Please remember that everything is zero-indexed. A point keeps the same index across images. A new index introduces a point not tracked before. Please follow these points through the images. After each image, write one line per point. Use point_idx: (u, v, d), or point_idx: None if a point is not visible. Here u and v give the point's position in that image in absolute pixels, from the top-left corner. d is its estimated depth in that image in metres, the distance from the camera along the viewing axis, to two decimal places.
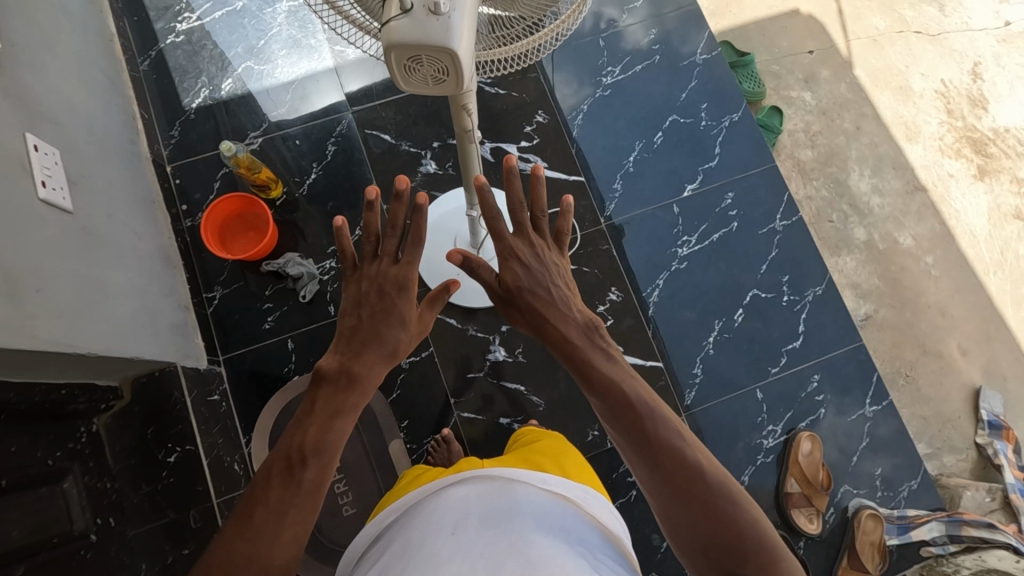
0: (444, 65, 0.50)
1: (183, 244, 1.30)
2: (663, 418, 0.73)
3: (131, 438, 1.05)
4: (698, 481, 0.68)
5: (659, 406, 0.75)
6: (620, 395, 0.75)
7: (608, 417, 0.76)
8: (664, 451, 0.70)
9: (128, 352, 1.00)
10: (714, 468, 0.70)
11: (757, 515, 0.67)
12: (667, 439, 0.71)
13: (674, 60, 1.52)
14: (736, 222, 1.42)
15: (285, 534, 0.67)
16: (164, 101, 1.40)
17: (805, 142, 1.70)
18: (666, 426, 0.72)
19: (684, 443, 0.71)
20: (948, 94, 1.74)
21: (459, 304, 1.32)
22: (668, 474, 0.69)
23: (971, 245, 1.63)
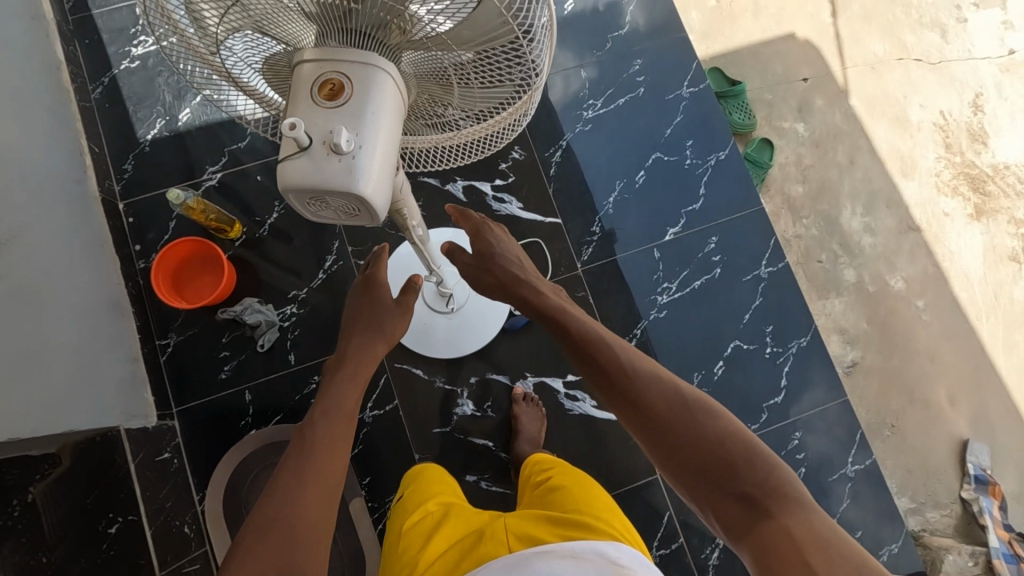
0: (351, 203, 0.53)
1: (135, 289, 1.24)
2: (642, 362, 0.79)
3: (72, 505, 0.91)
4: (688, 412, 0.72)
5: (634, 353, 0.81)
6: (601, 347, 0.82)
7: (591, 371, 0.81)
8: (648, 390, 0.75)
9: (51, 426, 0.95)
10: (697, 398, 0.74)
11: (752, 440, 0.69)
12: (650, 378, 0.77)
13: (660, 93, 1.44)
14: (719, 268, 1.36)
15: (311, 500, 0.71)
16: (118, 132, 1.32)
17: (795, 177, 1.63)
18: (643, 368, 0.78)
19: (666, 381, 0.77)
20: (947, 127, 1.67)
21: (425, 355, 1.26)
22: (656, 410, 0.73)
23: (965, 288, 1.57)
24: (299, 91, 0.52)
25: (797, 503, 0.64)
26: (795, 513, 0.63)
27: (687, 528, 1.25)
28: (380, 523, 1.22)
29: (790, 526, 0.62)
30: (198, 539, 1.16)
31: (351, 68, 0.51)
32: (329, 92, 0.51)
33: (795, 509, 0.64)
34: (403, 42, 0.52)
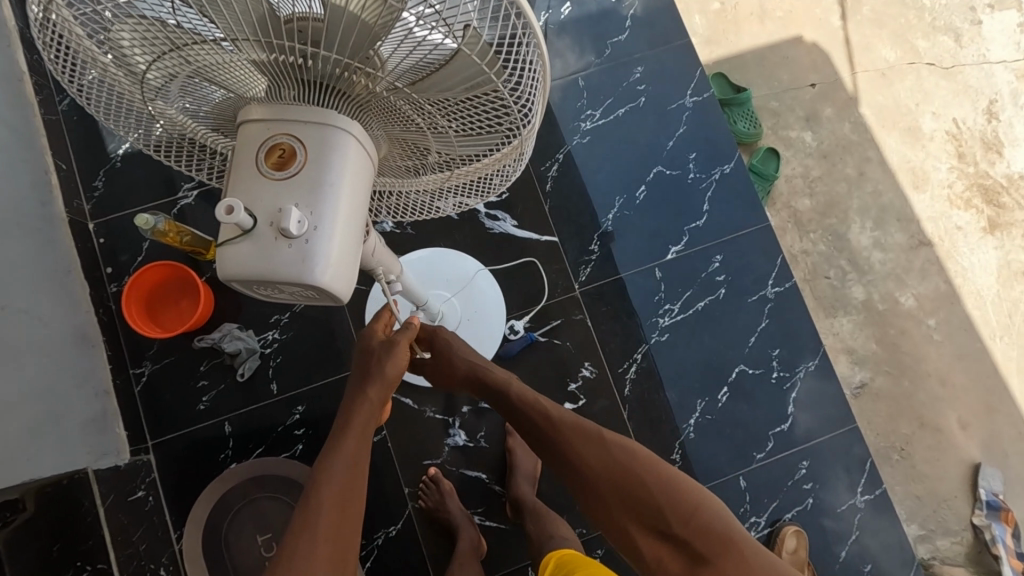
0: (301, 287, 0.54)
1: (106, 316, 1.17)
2: (577, 423, 0.89)
3: (38, 556, 0.87)
4: (630, 486, 0.83)
5: (569, 415, 0.91)
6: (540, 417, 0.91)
7: (534, 440, 0.92)
8: (586, 455, 0.86)
9: (18, 477, 0.89)
10: (627, 449, 0.86)
11: (670, 474, 0.84)
12: (585, 439, 0.88)
13: (662, 103, 1.36)
14: (723, 288, 1.30)
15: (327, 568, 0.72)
16: (88, 146, 1.24)
17: (802, 190, 1.56)
18: (587, 449, 0.87)
19: (601, 440, 0.87)
20: (960, 136, 1.60)
21: (415, 383, 1.20)
22: (596, 473, 0.85)
23: (977, 306, 1.50)
24: (249, 149, 0.52)
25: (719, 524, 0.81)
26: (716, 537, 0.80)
27: None
28: (368, 561, 1.16)
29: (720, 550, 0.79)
30: None
31: (303, 129, 0.51)
32: (278, 162, 0.51)
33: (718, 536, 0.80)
34: (368, 95, 0.50)
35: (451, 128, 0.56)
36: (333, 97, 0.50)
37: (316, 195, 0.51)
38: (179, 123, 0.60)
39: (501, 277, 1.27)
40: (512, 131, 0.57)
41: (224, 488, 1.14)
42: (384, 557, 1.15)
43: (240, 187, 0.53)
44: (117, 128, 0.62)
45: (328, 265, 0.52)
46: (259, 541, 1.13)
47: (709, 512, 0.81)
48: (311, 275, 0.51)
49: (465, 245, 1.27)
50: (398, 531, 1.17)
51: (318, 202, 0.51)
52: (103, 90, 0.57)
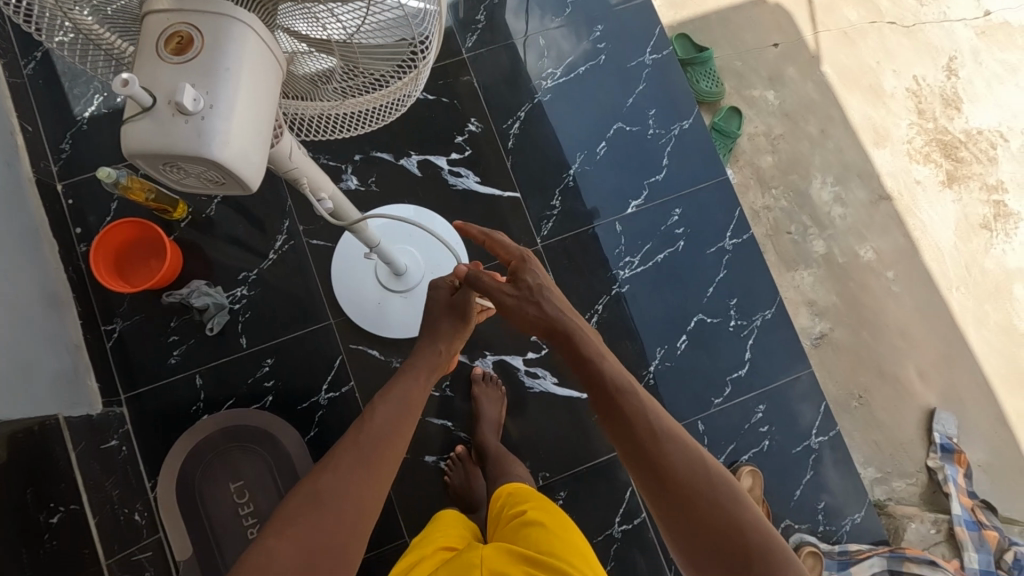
0: (200, 168, 0.50)
1: (76, 275, 1.19)
2: (690, 457, 0.73)
3: (13, 499, 0.88)
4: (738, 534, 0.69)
5: (675, 428, 0.75)
6: (637, 420, 0.75)
7: (622, 444, 0.75)
8: (699, 502, 0.70)
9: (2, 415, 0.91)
10: (743, 506, 0.71)
11: (775, 543, 0.69)
12: (699, 481, 0.71)
13: (622, 61, 1.39)
14: (682, 241, 1.33)
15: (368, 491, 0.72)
16: (53, 109, 1.26)
17: (765, 148, 1.58)
18: (682, 458, 0.73)
19: (712, 482, 0.71)
20: (921, 93, 1.62)
21: (381, 335, 1.23)
22: (700, 523, 0.69)
23: (936, 259, 1.54)
24: (149, 35, 0.49)
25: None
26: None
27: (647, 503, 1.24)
28: None
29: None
30: (150, 527, 1.14)
31: (199, 15, 0.48)
32: (175, 46, 0.48)
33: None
34: None
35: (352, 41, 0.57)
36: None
37: (212, 72, 0.48)
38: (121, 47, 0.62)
39: (464, 232, 1.30)
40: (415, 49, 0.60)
41: (195, 439, 1.18)
42: None
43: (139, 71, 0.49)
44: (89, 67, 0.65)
45: (225, 140, 0.48)
46: (231, 489, 1.17)
47: None
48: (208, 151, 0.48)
49: (429, 201, 1.30)
50: None
51: (214, 80, 0.48)
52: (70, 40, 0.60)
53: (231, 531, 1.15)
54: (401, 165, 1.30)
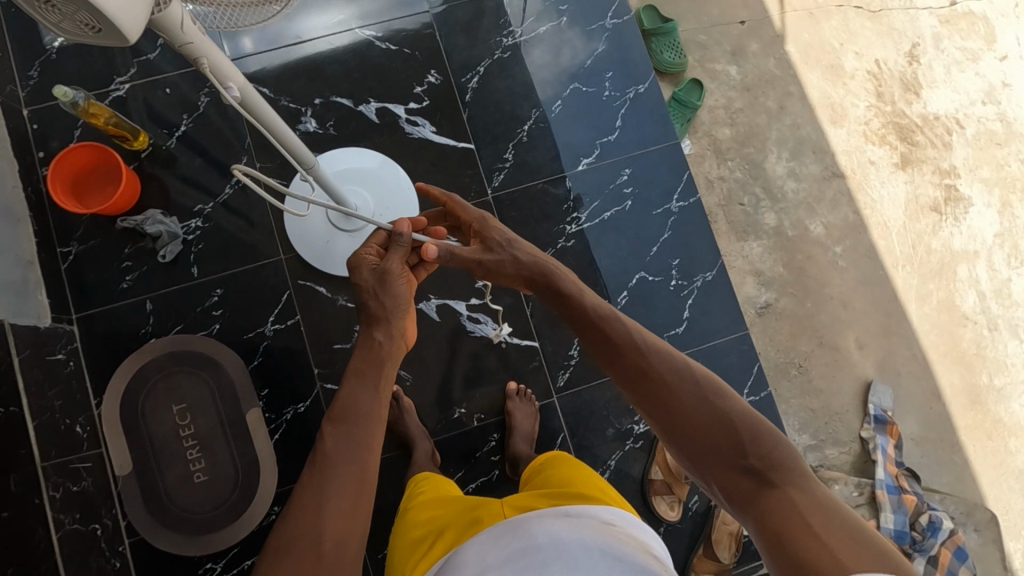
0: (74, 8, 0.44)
1: (34, 195, 1.23)
2: (670, 357, 0.79)
3: None
4: (728, 427, 0.71)
5: (661, 347, 0.81)
6: (620, 339, 0.83)
7: (613, 366, 0.83)
8: (682, 395, 0.75)
9: None
10: (726, 398, 0.74)
11: (761, 421, 0.71)
12: (680, 378, 0.77)
13: (583, 23, 1.42)
14: (630, 200, 1.37)
15: (339, 520, 0.71)
16: (23, 38, 1.29)
17: (723, 120, 1.61)
18: (665, 364, 0.78)
19: (693, 379, 0.76)
20: (881, 76, 1.66)
21: (329, 273, 1.27)
22: (681, 415, 0.74)
23: (883, 237, 1.58)
24: None
25: (812, 498, 0.63)
26: (847, 545, 0.56)
27: (578, 449, 1.29)
28: (278, 434, 1.24)
29: (798, 504, 0.63)
30: (92, 441, 1.17)
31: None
32: None
33: (832, 523, 0.59)
34: None
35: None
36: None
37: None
38: None
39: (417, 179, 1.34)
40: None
41: (144, 359, 1.22)
42: (292, 430, 1.24)
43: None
44: None
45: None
46: (174, 411, 1.21)
47: (792, 460, 0.68)
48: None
49: (384, 147, 1.33)
50: (306, 408, 1.25)
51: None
52: None
53: (170, 450, 1.20)
54: (359, 111, 1.34)
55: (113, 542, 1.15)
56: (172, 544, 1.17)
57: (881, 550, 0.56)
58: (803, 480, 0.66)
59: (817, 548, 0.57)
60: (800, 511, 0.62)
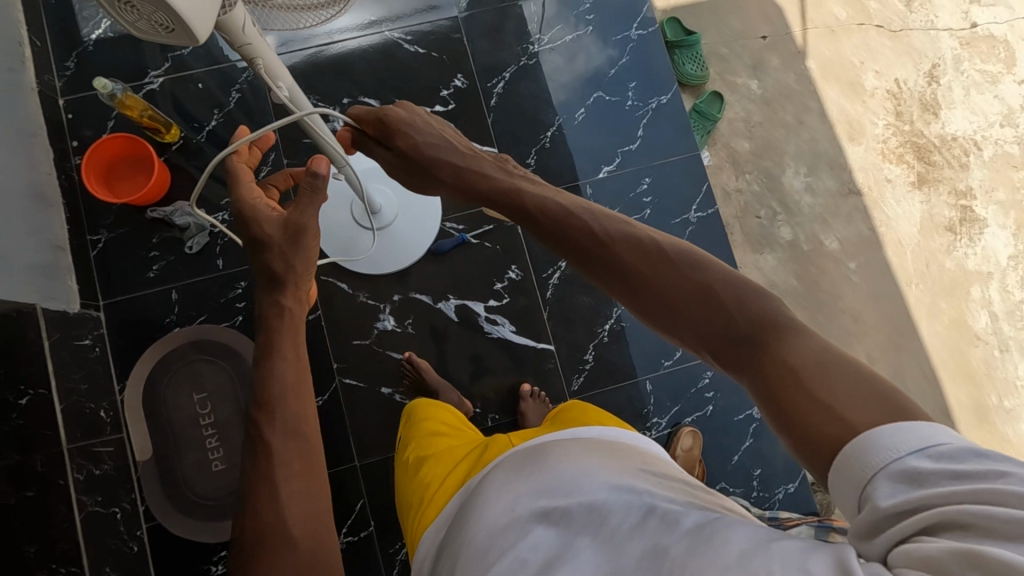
0: (150, 8, 0.47)
1: (66, 182, 1.25)
2: (631, 236, 0.76)
3: None
4: (710, 299, 0.67)
5: (621, 229, 0.77)
6: (581, 230, 0.79)
7: (574, 256, 0.79)
8: (658, 276, 0.71)
9: None
10: (705, 270, 0.70)
11: (744, 285, 0.67)
12: (641, 256, 0.73)
13: (608, 34, 1.44)
14: (649, 208, 1.38)
15: (297, 497, 0.69)
16: (61, 29, 1.32)
17: (742, 132, 1.63)
18: (630, 246, 0.75)
19: (660, 256, 0.72)
20: (900, 96, 1.68)
21: (351, 269, 1.29)
22: (655, 292, 0.71)
23: (897, 254, 1.59)
24: None
25: (808, 351, 0.59)
26: (853, 401, 0.52)
27: None
28: None
29: (795, 361, 0.58)
30: (113, 426, 1.19)
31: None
32: None
33: (835, 376, 0.55)
34: None
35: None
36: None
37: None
38: None
39: None
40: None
41: (166, 347, 1.24)
42: None
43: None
44: None
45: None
46: (194, 399, 1.23)
47: (775, 314, 0.64)
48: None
49: None
50: (324, 402, 1.26)
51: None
52: None
53: (189, 436, 1.22)
54: None
55: (131, 526, 1.17)
56: (189, 530, 1.19)
57: (893, 399, 0.51)
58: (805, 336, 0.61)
59: (819, 407, 0.53)
60: (797, 369, 0.58)
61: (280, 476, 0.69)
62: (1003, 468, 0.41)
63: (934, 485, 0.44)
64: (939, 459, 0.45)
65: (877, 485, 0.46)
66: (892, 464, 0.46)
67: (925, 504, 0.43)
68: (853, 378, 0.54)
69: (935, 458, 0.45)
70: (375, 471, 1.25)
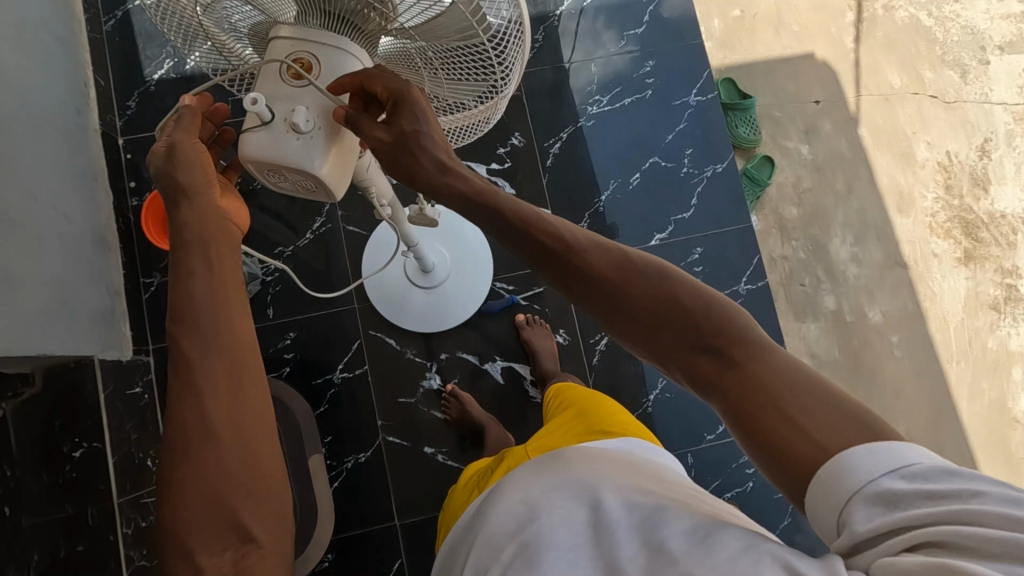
0: (301, 177, 0.63)
1: (125, 225, 1.26)
2: (599, 243, 0.60)
3: (38, 426, 0.95)
4: (679, 312, 0.55)
5: (591, 236, 0.61)
6: (549, 240, 0.60)
7: (539, 269, 0.62)
8: (625, 287, 0.57)
9: (53, 351, 0.99)
10: (671, 279, 0.57)
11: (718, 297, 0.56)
12: (613, 266, 0.59)
13: (667, 98, 1.44)
14: (699, 278, 1.38)
15: (236, 446, 0.56)
16: (125, 67, 1.32)
17: (791, 198, 1.62)
18: (598, 256, 0.59)
19: (631, 267, 0.58)
20: (951, 169, 1.67)
21: (400, 326, 1.29)
22: (618, 305, 0.58)
23: (940, 330, 1.58)
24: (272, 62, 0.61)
25: (781, 368, 0.51)
26: (824, 415, 0.46)
27: None
28: (336, 480, 1.26)
29: (764, 380, 0.50)
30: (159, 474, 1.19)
31: (319, 48, 0.60)
32: (296, 73, 0.60)
33: (821, 404, 0.47)
34: (378, 28, 0.60)
35: (440, 53, 0.62)
36: (346, 26, 0.60)
37: (325, 102, 0.60)
38: (220, 41, 0.67)
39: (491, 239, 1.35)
40: (500, 79, 0.64)
41: None
42: (351, 478, 1.26)
43: (264, 84, 0.61)
44: (169, 38, 0.67)
45: (326, 161, 0.62)
46: None
47: (747, 325, 0.54)
48: (312, 166, 0.61)
49: None
50: (366, 459, 1.27)
51: (324, 106, 0.61)
52: (159, 10, 0.62)
53: None
54: None
55: None
56: None
57: (869, 417, 0.45)
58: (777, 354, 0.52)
59: (797, 434, 0.46)
60: (773, 393, 0.49)
61: (198, 390, 0.57)
62: (974, 487, 0.38)
63: (910, 506, 0.39)
64: (910, 479, 0.40)
65: (855, 508, 0.41)
66: (865, 488, 0.41)
67: (906, 526, 0.39)
68: (833, 408, 0.46)
69: (906, 479, 0.40)
70: (414, 531, 1.24)
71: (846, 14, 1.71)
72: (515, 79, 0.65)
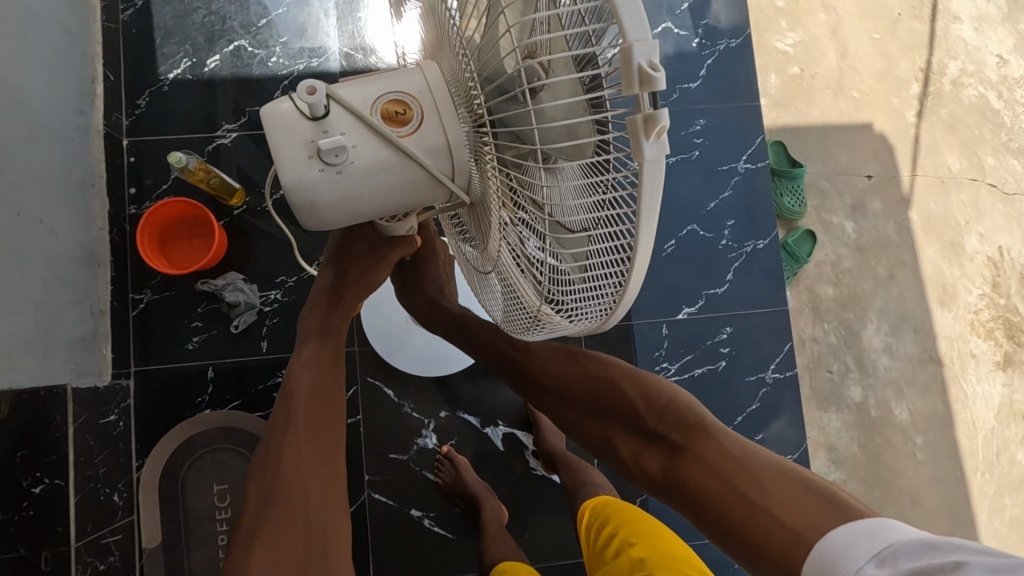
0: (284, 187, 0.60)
1: (119, 236, 1.16)
2: (583, 365, 0.83)
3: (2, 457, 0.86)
4: (657, 416, 0.74)
5: (587, 363, 0.83)
6: (555, 372, 0.84)
7: (541, 404, 0.86)
8: (616, 399, 0.78)
9: (17, 384, 0.91)
10: (641, 389, 0.77)
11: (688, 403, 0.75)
12: (592, 385, 0.81)
13: (714, 162, 1.34)
14: (724, 360, 1.29)
15: (315, 469, 0.78)
16: (138, 62, 1.21)
17: (829, 278, 1.52)
18: (597, 381, 0.81)
19: (610, 384, 0.79)
20: (1000, 265, 1.57)
21: (400, 377, 1.21)
22: (607, 420, 0.79)
23: (968, 437, 1.49)
24: (398, 93, 0.59)
25: (720, 449, 0.68)
26: (793, 507, 0.61)
27: None
28: None
29: (711, 465, 0.68)
30: (125, 508, 1.11)
31: (434, 127, 0.59)
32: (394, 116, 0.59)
33: (738, 467, 0.66)
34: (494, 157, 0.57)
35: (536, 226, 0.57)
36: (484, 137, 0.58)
37: (374, 159, 0.59)
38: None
39: None
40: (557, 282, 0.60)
41: (199, 428, 1.15)
42: None
43: (357, 99, 0.59)
44: None
45: (321, 201, 0.59)
46: (214, 489, 1.14)
47: (704, 425, 0.72)
48: (296, 189, 0.58)
49: None
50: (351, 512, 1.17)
51: (372, 159, 0.59)
52: None
53: (201, 530, 1.13)
54: None
55: None
56: None
57: (832, 497, 0.60)
58: (705, 432, 0.71)
59: (766, 523, 0.61)
60: (716, 472, 0.67)
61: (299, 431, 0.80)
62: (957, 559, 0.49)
63: None
64: (891, 562, 0.52)
65: None
66: None
67: None
68: (780, 490, 0.63)
69: (888, 564, 0.52)
70: None
71: (910, 87, 1.60)
72: (570, 318, 0.60)
